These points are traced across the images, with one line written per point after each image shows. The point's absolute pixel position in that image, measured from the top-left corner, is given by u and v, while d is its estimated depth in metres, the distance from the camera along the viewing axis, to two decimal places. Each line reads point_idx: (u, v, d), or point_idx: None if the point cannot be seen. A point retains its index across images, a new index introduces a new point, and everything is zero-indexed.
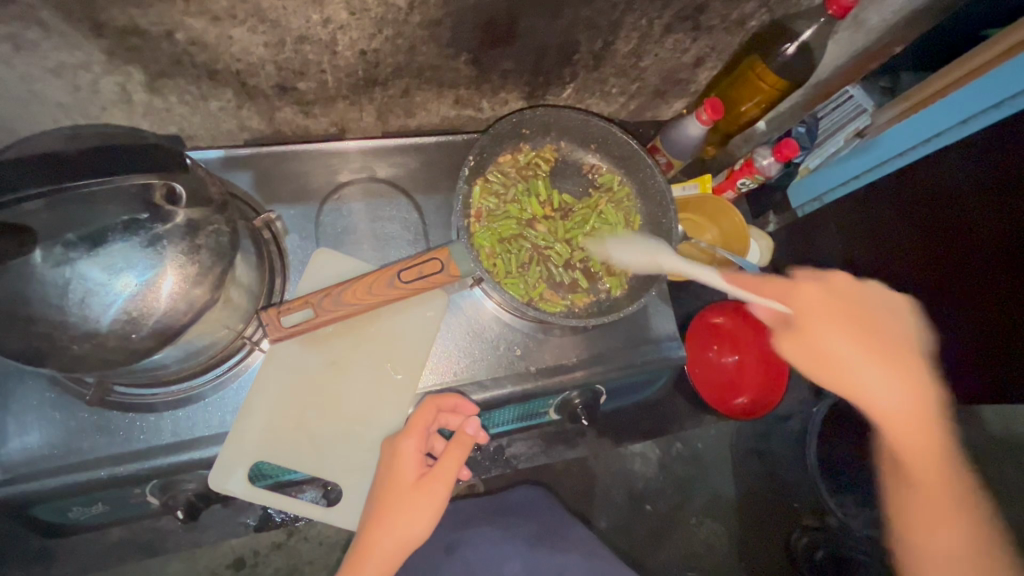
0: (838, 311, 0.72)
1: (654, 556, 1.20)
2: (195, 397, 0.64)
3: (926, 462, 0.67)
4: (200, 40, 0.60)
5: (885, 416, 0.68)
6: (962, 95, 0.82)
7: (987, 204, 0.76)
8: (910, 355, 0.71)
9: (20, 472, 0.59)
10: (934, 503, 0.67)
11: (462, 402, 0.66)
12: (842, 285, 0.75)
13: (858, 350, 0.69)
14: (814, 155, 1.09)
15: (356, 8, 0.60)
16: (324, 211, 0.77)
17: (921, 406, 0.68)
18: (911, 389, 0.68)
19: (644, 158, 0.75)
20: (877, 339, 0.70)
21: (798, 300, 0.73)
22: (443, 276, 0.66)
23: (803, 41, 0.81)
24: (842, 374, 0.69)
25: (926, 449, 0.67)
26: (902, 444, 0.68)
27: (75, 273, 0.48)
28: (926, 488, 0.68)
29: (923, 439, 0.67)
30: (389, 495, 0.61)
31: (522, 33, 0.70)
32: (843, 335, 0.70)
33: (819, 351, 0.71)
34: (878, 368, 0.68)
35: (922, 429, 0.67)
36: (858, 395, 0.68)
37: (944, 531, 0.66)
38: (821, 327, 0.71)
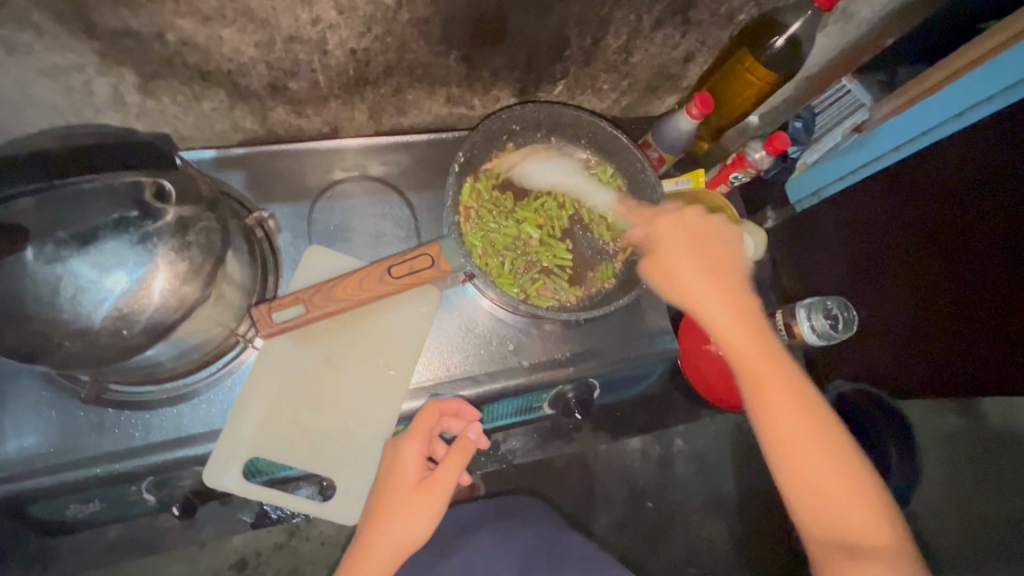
0: (691, 236, 0.65)
1: (655, 552, 1.20)
2: (190, 394, 0.64)
3: (765, 381, 0.58)
4: (191, 41, 0.61)
5: (719, 332, 0.60)
6: (957, 89, 0.82)
7: (991, 194, 0.74)
8: (735, 277, 0.63)
9: (17, 470, 0.60)
10: (786, 412, 0.57)
11: (465, 407, 0.65)
12: (696, 218, 0.67)
13: (703, 266, 0.62)
14: (811, 150, 1.08)
15: (345, 6, 0.60)
16: (318, 209, 0.78)
17: (750, 319, 0.60)
18: (732, 303, 0.61)
19: (634, 152, 0.76)
20: (714, 261, 0.63)
21: (659, 231, 0.67)
22: (434, 271, 0.67)
23: (793, 35, 0.80)
24: (680, 287, 0.62)
25: (777, 366, 0.58)
26: (754, 371, 0.58)
27: (67, 270, 0.48)
28: (772, 404, 0.57)
29: (749, 344, 0.59)
30: (391, 496, 0.62)
31: (512, 30, 0.71)
32: (694, 255, 0.63)
33: (669, 274, 0.63)
34: (701, 280, 0.62)
35: (750, 337, 0.59)
36: (696, 307, 0.61)
37: (813, 448, 0.56)
38: (667, 251, 0.64)
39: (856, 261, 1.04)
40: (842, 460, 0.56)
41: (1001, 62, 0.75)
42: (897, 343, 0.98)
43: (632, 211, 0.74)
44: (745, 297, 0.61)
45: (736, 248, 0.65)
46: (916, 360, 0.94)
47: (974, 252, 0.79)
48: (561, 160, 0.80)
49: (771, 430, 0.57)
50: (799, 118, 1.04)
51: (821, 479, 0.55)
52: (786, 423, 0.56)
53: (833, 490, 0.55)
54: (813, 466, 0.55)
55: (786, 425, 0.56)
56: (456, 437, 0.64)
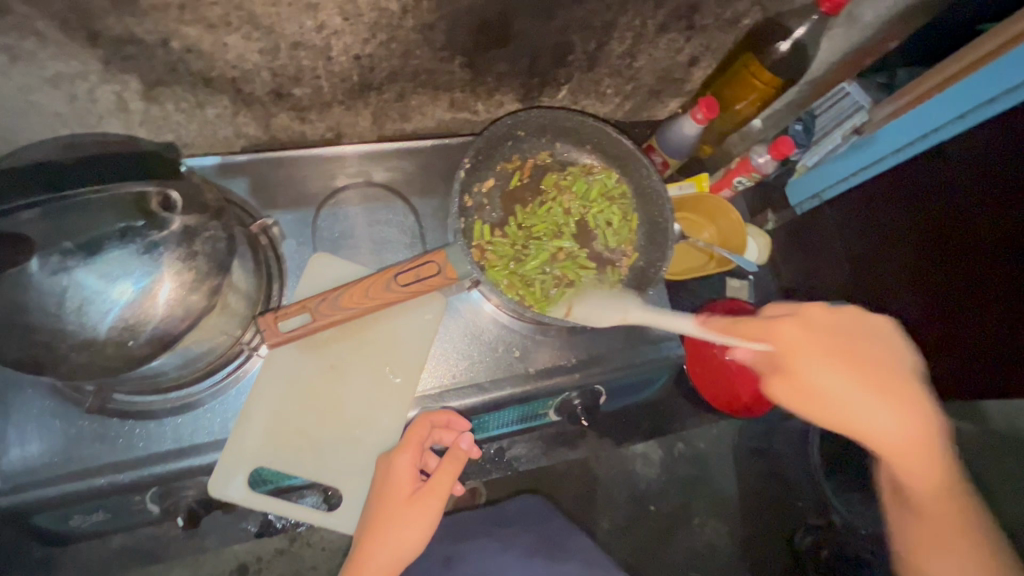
0: (844, 350, 0.57)
1: (658, 557, 1.20)
2: (195, 403, 0.64)
3: (927, 506, 0.56)
4: (195, 48, 0.60)
5: (876, 447, 0.55)
6: (958, 89, 0.80)
7: (1005, 196, 0.72)
8: (906, 387, 0.56)
9: (21, 482, 0.59)
10: (948, 536, 0.56)
11: (455, 417, 0.65)
12: (821, 315, 0.60)
13: (856, 379, 0.55)
14: (811, 152, 1.10)
15: (350, 13, 0.60)
16: (322, 216, 0.78)
17: (921, 429, 0.55)
18: (905, 421, 0.55)
19: (640, 158, 0.75)
20: (883, 376, 0.56)
21: (782, 336, 0.59)
22: (439, 279, 0.66)
23: (797, 39, 0.82)
24: (838, 414, 0.55)
25: (949, 494, 0.56)
26: (911, 476, 0.56)
27: (72, 280, 0.48)
28: (940, 539, 0.56)
29: (920, 475, 0.56)
30: (384, 508, 0.62)
31: (516, 35, 0.70)
32: (847, 368, 0.56)
33: (815, 389, 0.56)
34: (872, 400, 0.55)
35: (921, 465, 0.55)
36: (855, 431, 0.55)
37: (954, 564, 0.56)
38: (811, 367, 0.56)
39: (861, 264, 1.04)
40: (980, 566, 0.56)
41: (1005, 62, 0.74)
42: None
43: (721, 332, 0.62)
44: (911, 407, 0.55)
45: (896, 348, 0.59)
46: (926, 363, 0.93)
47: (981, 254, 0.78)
48: (610, 299, 0.73)
49: (927, 543, 0.57)
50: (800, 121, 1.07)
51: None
52: (951, 555, 0.56)
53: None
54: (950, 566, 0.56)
55: (959, 567, 0.56)
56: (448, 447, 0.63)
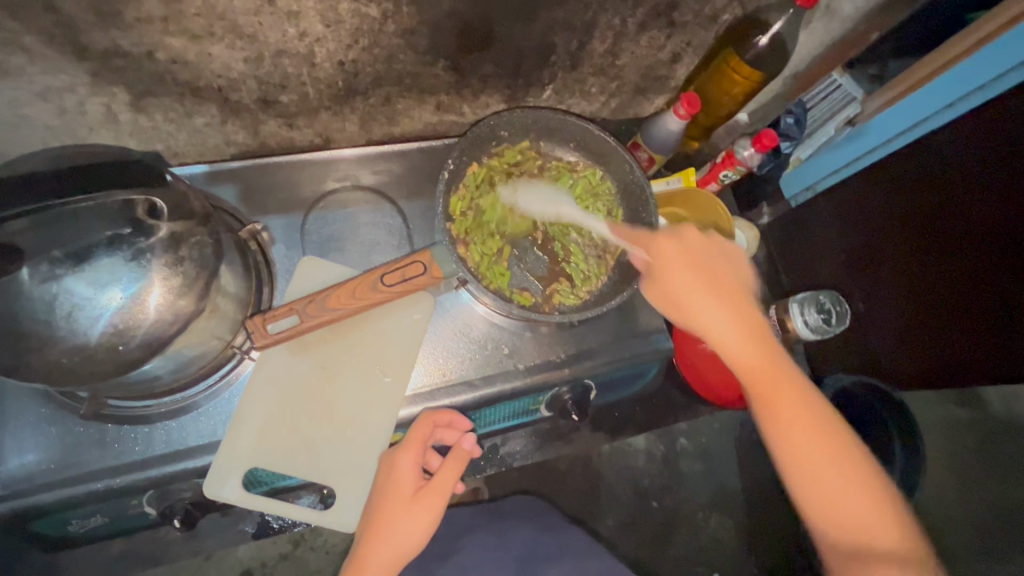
0: (690, 257, 0.68)
1: (661, 552, 1.20)
2: (189, 407, 0.65)
3: (781, 403, 0.61)
4: (181, 58, 0.62)
5: (724, 346, 0.64)
6: (950, 78, 0.83)
7: (985, 182, 0.75)
8: (735, 287, 0.67)
9: (17, 488, 0.60)
10: (798, 423, 0.60)
11: (457, 417, 0.66)
12: (696, 239, 0.70)
13: (701, 287, 0.66)
14: (803, 145, 1.11)
15: (332, 19, 0.61)
16: (311, 220, 0.79)
17: (749, 327, 0.64)
18: (736, 321, 0.64)
19: (622, 154, 0.76)
20: (714, 280, 0.66)
21: (659, 250, 0.69)
22: (426, 278, 0.67)
23: (776, 32, 0.83)
24: (687, 311, 0.65)
25: (789, 385, 0.62)
26: (753, 373, 0.62)
27: (62, 288, 0.49)
28: (790, 430, 0.60)
29: (760, 371, 0.62)
30: (388, 507, 0.63)
31: (497, 37, 0.71)
32: (699, 280, 0.66)
33: (672, 294, 0.66)
34: (704, 295, 0.65)
35: (759, 353, 0.63)
36: (700, 328, 0.65)
37: (814, 455, 0.59)
38: (667, 270, 0.67)
39: (849, 253, 1.05)
40: (836, 452, 0.59)
41: (997, 50, 0.76)
42: (898, 334, 0.98)
43: (627, 237, 0.72)
44: (743, 309, 0.65)
45: (738, 266, 0.70)
46: (918, 351, 0.95)
47: (967, 238, 0.80)
48: (560, 193, 0.79)
49: (789, 438, 0.60)
50: (790, 113, 1.06)
51: (825, 476, 0.59)
52: (805, 442, 0.60)
53: (835, 496, 0.58)
54: (823, 462, 0.59)
55: (822, 465, 0.59)
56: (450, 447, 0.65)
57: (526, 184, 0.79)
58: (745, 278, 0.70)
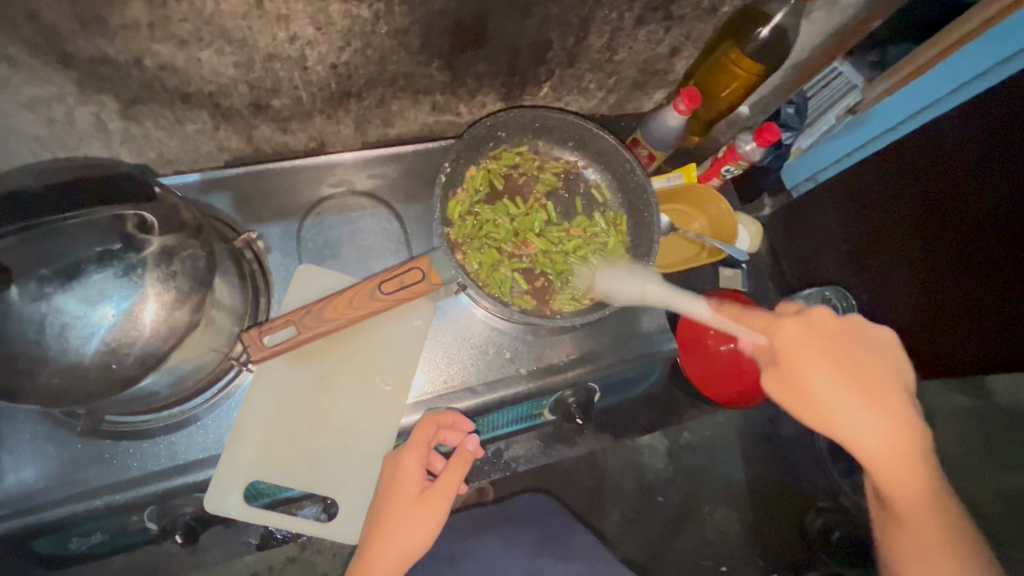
0: (830, 348, 0.53)
1: (668, 548, 1.20)
2: (189, 420, 0.64)
3: (917, 526, 0.54)
4: (169, 65, 0.60)
5: (873, 458, 0.52)
6: (952, 64, 0.81)
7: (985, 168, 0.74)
8: (888, 385, 0.52)
9: (17, 507, 0.60)
10: (924, 544, 0.55)
11: (460, 418, 0.65)
12: (827, 318, 0.55)
13: (846, 385, 0.52)
14: (804, 135, 1.10)
15: (322, 21, 0.60)
16: (306, 227, 0.77)
17: (904, 436, 0.52)
18: (897, 435, 0.52)
19: (623, 153, 0.75)
20: (867, 380, 0.52)
21: (782, 333, 0.54)
22: (425, 285, 0.66)
23: (778, 24, 0.80)
24: (824, 418, 0.52)
25: (929, 512, 0.54)
26: (888, 477, 0.53)
27: (52, 307, 0.48)
28: (918, 544, 0.55)
29: (907, 484, 0.53)
30: (392, 508, 0.62)
31: (492, 35, 0.70)
32: (846, 376, 0.52)
33: (807, 390, 0.52)
34: (860, 406, 0.51)
35: (908, 468, 0.52)
36: (843, 437, 0.52)
37: (937, 569, 0.55)
38: (803, 362, 0.53)
39: (853, 244, 1.04)
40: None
41: (1004, 32, 0.74)
42: (904, 325, 0.97)
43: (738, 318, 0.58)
44: (902, 414, 0.52)
45: (886, 348, 0.55)
46: (924, 342, 0.94)
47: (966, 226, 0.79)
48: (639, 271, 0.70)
49: (912, 557, 0.55)
50: (791, 104, 1.07)
51: None
52: (925, 554, 0.55)
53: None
54: None
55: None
56: (453, 449, 0.64)
57: (605, 266, 0.74)
58: (900, 369, 0.54)
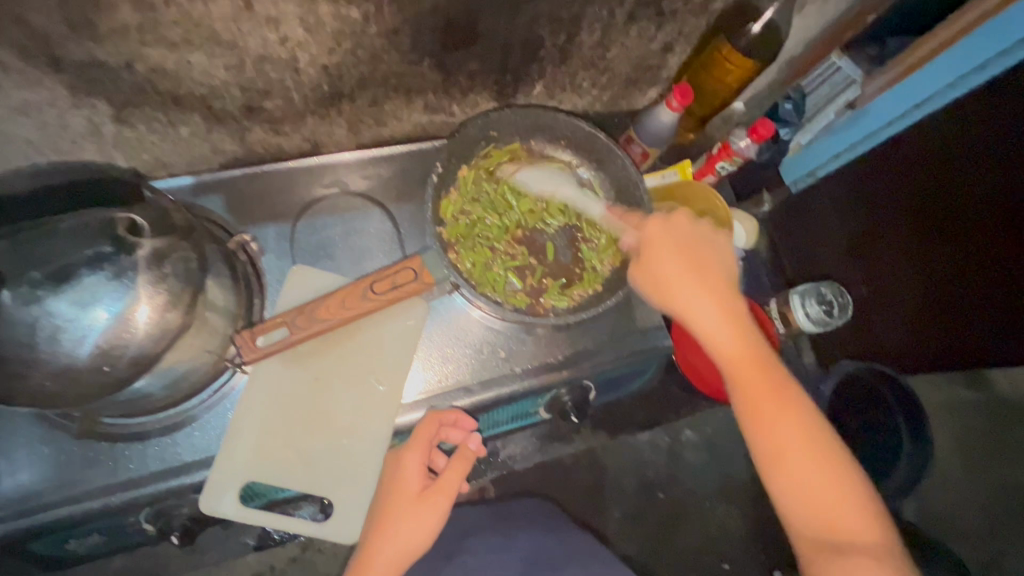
0: (682, 245, 0.63)
1: (669, 545, 1.20)
2: (185, 421, 0.65)
3: (754, 393, 0.58)
4: (160, 68, 0.60)
5: (706, 333, 0.60)
6: (950, 57, 0.80)
7: (988, 163, 0.73)
8: (720, 271, 0.63)
9: (14, 509, 0.60)
10: (782, 422, 0.57)
11: (462, 416, 0.67)
12: (684, 223, 0.65)
13: (692, 276, 0.62)
14: (803, 130, 1.09)
15: (312, 22, 0.60)
16: (299, 228, 0.77)
17: (736, 318, 0.61)
18: (723, 312, 0.61)
19: (615, 150, 0.75)
20: (704, 269, 0.62)
21: (651, 233, 0.65)
22: (418, 284, 0.67)
23: (768, 19, 0.83)
24: (671, 298, 0.62)
25: (767, 380, 0.58)
26: (744, 379, 0.59)
27: (43, 310, 0.48)
28: (770, 418, 0.57)
29: (741, 358, 0.59)
30: (397, 503, 0.66)
31: (483, 34, 0.70)
32: (699, 278, 0.61)
33: (657, 274, 0.63)
34: (692, 280, 0.61)
35: (736, 337, 0.60)
36: (686, 314, 0.61)
37: (786, 439, 0.57)
38: (656, 251, 0.63)
39: (852, 239, 1.03)
40: (825, 462, 0.56)
41: (999, 26, 0.73)
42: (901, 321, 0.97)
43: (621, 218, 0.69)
44: (727, 296, 0.62)
45: (721, 248, 0.65)
46: (924, 338, 0.94)
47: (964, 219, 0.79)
48: (560, 173, 0.76)
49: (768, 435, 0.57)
50: (790, 99, 1.05)
51: (798, 457, 0.56)
52: (784, 433, 0.57)
53: (817, 494, 0.55)
54: (800, 458, 0.56)
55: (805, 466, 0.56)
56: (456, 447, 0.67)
57: (529, 165, 0.77)
58: (729, 264, 0.65)
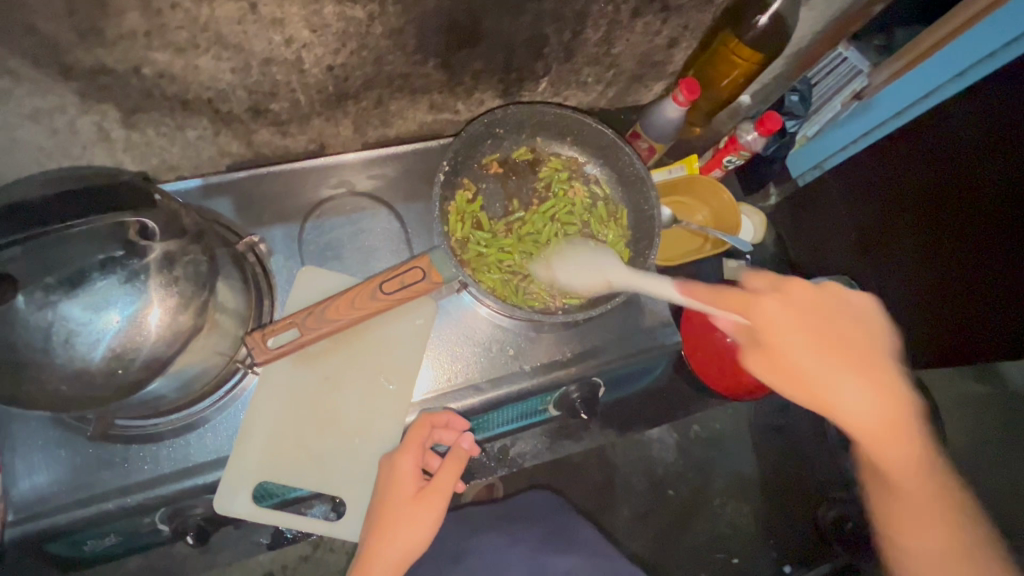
0: (819, 335, 0.61)
1: (680, 541, 1.20)
2: (197, 423, 0.65)
3: (903, 467, 0.61)
4: (168, 72, 0.61)
5: (853, 424, 0.60)
6: (959, 45, 0.79)
7: (998, 155, 0.72)
8: (875, 354, 0.62)
9: (32, 511, 0.61)
10: (914, 493, 0.61)
11: (454, 418, 0.66)
12: (801, 295, 0.64)
13: (833, 361, 0.60)
14: (810, 122, 1.10)
15: (317, 24, 0.60)
16: (307, 229, 0.78)
17: (888, 401, 0.60)
18: (879, 403, 0.59)
19: (622, 147, 0.74)
20: (848, 348, 0.61)
21: (764, 314, 0.63)
22: (425, 284, 0.67)
23: (776, 12, 0.80)
24: (817, 391, 0.60)
25: (911, 456, 0.61)
26: (887, 451, 0.60)
27: (58, 315, 0.48)
28: (908, 493, 0.61)
29: (890, 438, 0.60)
30: (391, 507, 0.62)
31: (487, 32, 0.70)
32: (821, 349, 0.60)
33: (791, 367, 0.61)
34: (847, 378, 0.59)
35: (895, 424, 0.60)
36: (831, 401, 0.60)
37: (924, 512, 0.61)
38: (787, 344, 0.61)
39: (863, 231, 1.03)
40: (953, 537, 0.61)
41: (1010, 13, 0.72)
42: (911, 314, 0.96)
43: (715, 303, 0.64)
44: (886, 385, 0.60)
45: (875, 326, 0.64)
46: (931, 331, 0.93)
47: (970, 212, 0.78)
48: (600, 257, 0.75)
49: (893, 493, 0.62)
50: (796, 91, 1.05)
51: (931, 521, 0.61)
52: (912, 503, 0.62)
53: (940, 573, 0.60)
54: (923, 522, 0.61)
55: (921, 537, 0.61)
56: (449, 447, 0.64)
57: (561, 256, 0.75)
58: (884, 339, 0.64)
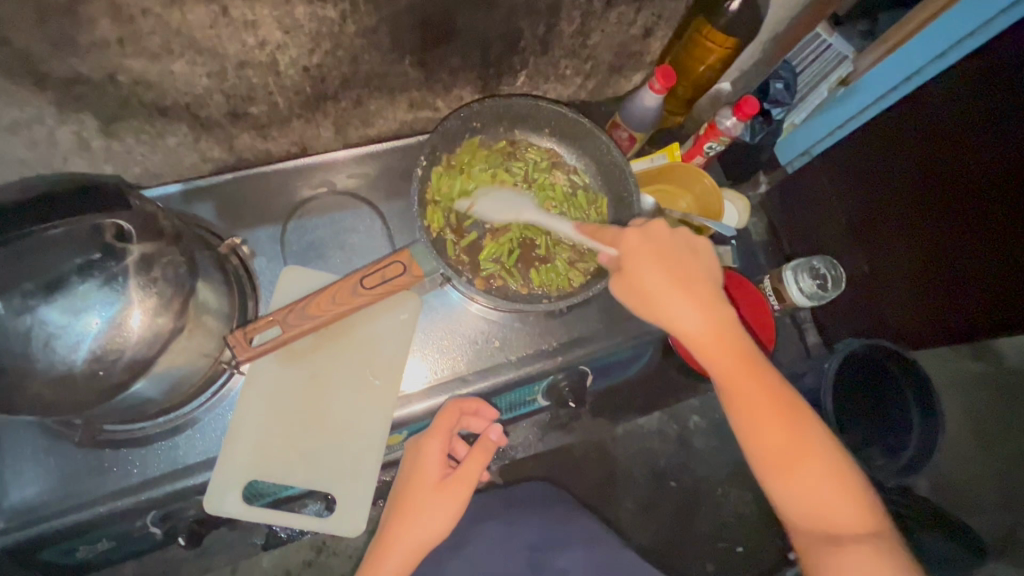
0: (657, 248, 0.61)
1: (684, 531, 1.19)
2: (185, 425, 0.66)
3: (742, 391, 0.59)
4: (144, 79, 0.61)
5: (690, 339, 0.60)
6: (941, 25, 0.80)
7: (990, 130, 0.73)
8: (709, 286, 0.61)
9: (21, 520, 0.61)
10: (763, 416, 0.59)
11: (483, 406, 0.69)
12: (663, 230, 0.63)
13: (673, 282, 0.60)
14: (797, 109, 1.08)
15: (289, 25, 0.61)
16: (290, 230, 0.78)
17: (719, 322, 0.60)
18: (712, 322, 0.60)
19: (598, 135, 0.75)
20: (686, 275, 0.61)
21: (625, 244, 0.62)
22: (406, 278, 0.67)
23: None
24: (658, 311, 0.60)
25: (755, 379, 0.60)
26: (720, 370, 0.60)
27: (37, 320, 0.49)
28: (761, 425, 0.59)
29: (726, 359, 0.60)
30: (416, 491, 0.66)
31: (460, 29, 0.70)
32: (662, 268, 0.60)
33: (640, 291, 0.61)
34: (679, 296, 0.60)
35: (725, 348, 0.60)
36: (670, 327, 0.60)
37: (777, 444, 0.59)
38: (637, 268, 0.61)
39: (851, 212, 1.02)
40: (791, 433, 0.59)
41: None
42: (896, 293, 0.97)
43: (592, 235, 0.65)
44: (715, 303, 0.60)
45: (704, 252, 0.64)
46: (914, 310, 0.94)
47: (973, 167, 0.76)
48: (518, 194, 0.77)
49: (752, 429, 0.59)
50: (779, 78, 1.03)
51: (781, 446, 0.59)
52: (770, 434, 0.59)
53: (805, 485, 0.59)
54: (788, 449, 0.59)
55: (780, 452, 0.59)
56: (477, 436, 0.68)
57: (484, 194, 0.76)
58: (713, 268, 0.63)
